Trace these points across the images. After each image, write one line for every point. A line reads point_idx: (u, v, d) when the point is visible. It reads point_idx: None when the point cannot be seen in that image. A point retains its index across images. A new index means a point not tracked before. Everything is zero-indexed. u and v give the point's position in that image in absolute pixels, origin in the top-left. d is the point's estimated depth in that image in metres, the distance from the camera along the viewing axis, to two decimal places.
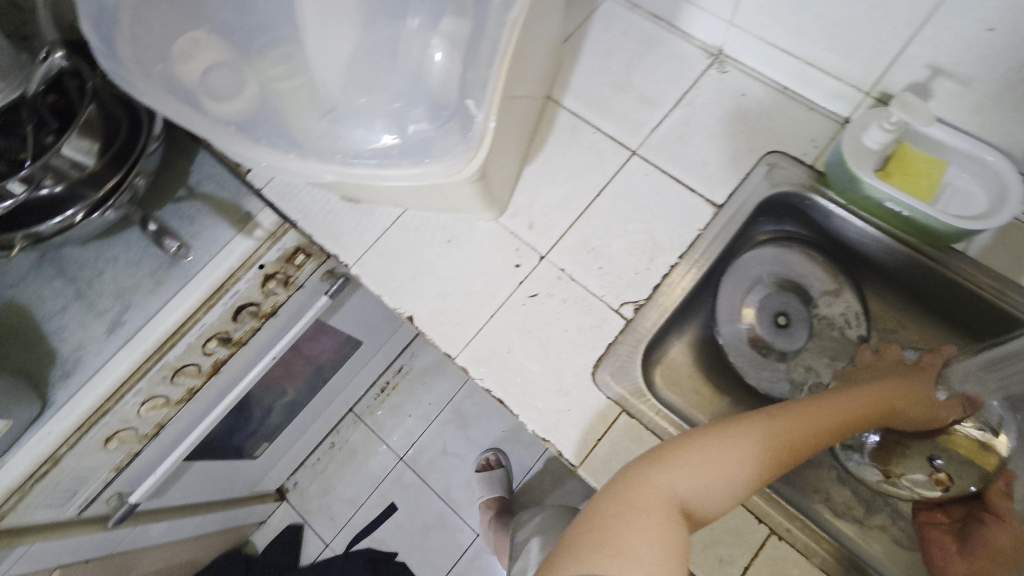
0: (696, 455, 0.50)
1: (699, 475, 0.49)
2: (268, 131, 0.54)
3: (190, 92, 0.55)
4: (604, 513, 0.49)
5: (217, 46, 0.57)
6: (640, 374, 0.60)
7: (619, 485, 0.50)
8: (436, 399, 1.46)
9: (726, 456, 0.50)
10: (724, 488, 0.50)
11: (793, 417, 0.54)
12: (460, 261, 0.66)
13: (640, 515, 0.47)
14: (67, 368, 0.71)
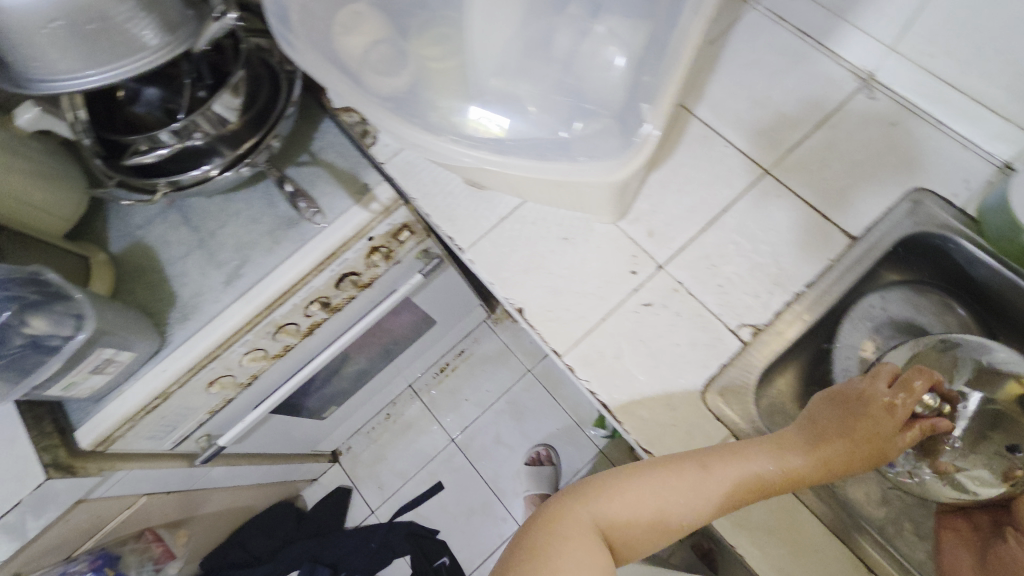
0: (634, 492, 0.53)
1: (624, 506, 0.52)
2: (423, 112, 0.56)
3: (351, 66, 0.56)
4: (534, 525, 0.55)
5: (378, 21, 0.58)
6: (751, 400, 0.59)
7: (551, 510, 0.54)
8: (493, 388, 1.47)
9: (651, 490, 0.52)
10: (662, 522, 0.52)
11: (732, 458, 0.53)
12: (575, 260, 0.66)
13: (563, 541, 0.51)
14: (185, 311, 0.75)
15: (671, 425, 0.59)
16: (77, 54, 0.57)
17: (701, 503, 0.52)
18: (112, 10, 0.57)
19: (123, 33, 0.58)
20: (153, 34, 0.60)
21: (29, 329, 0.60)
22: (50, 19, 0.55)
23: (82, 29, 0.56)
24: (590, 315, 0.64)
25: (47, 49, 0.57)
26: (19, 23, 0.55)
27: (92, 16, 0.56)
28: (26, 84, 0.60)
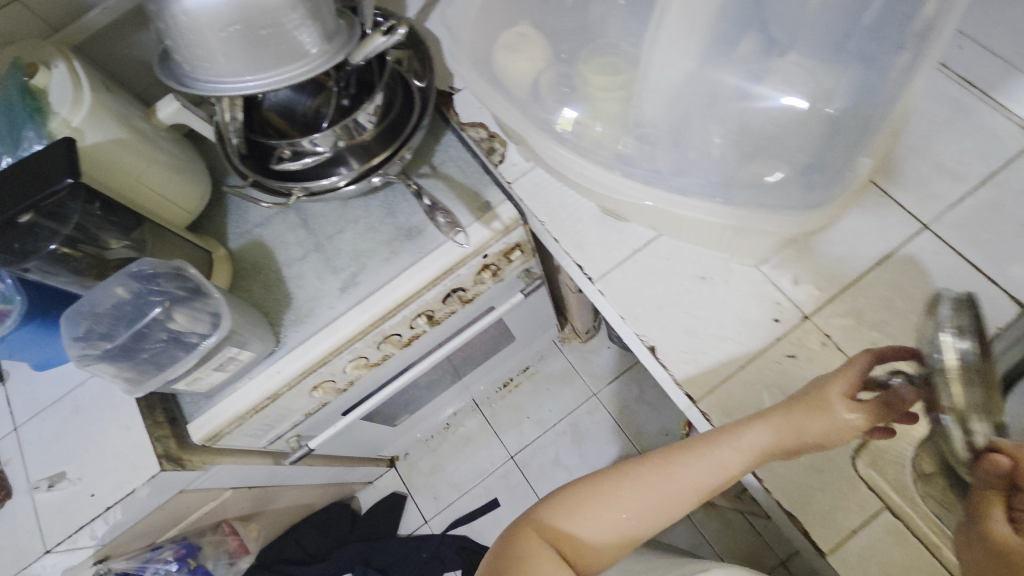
0: (597, 506, 0.56)
1: (589, 516, 0.55)
2: (587, 140, 0.54)
3: (515, 90, 0.55)
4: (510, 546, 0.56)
5: (542, 44, 0.57)
6: (908, 470, 0.55)
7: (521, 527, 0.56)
8: (556, 408, 1.45)
9: (602, 499, 0.55)
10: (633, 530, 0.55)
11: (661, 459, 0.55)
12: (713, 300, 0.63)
13: (533, 554, 0.53)
14: (300, 314, 0.75)
15: (818, 490, 0.55)
16: (243, 58, 0.58)
17: (670, 505, 0.55)
18: (284, 16, 0.57)
19: (289, 40, 0.58)
20: (314, 42, 0.60)
21: (170, 323, 0.59)
22: (228, 22, 0.55)
23: (254, 34, 0.56)
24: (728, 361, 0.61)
25: (217, 51, 0.57)
26: (199, 24, 0.55)
27: (266, 21, 0.56)
28: (188, 85, 0.60)
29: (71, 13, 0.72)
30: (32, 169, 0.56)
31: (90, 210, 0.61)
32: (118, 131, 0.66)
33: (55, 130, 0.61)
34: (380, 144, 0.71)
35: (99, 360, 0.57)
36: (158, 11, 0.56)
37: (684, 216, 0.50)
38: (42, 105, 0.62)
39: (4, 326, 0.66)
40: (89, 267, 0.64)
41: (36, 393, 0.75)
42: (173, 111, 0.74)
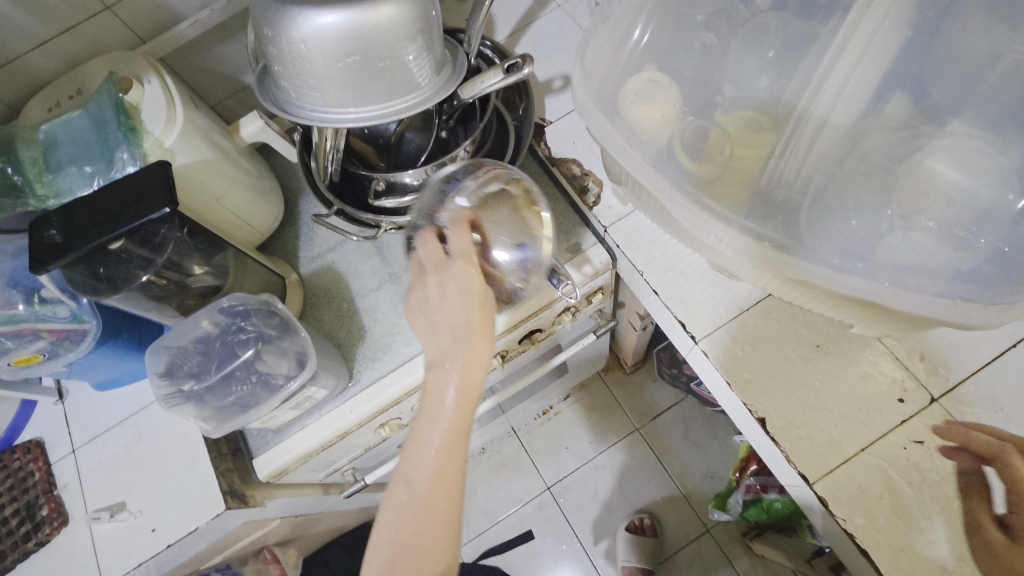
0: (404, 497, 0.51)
1: (399, 511, 0.50)
2: (724, 203, 0.50)
3: (646, 141, 0.52)
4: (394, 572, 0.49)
5: (674, 93, 0.54)
6: None
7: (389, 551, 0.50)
8: (597, 440, 1.41)
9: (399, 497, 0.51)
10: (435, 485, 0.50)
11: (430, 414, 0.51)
12: (828, 372, 0.59)
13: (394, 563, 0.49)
14: (375, 349, 0.72)
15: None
16: (355, 90, 0.55)
17: (441, 450, 0.50)
18: (401, 49, 0.54)
19: (403, 73, 0.55)
20: (426, 74, 0.57)
21: (260, 365, 0.57)
22: (347, 54, 0.52)
23: (371, 67, 0.53)
24: (848, 440, 0.57)
25: (329, 82, 0.54)
26: (316, 54, 0.52)
27: (384, 54, 0.53)
28: (291, 110, 0.57)
29: (160, 24, 0.69)
30: (125, 195, 0.53)
31: (179, 237, 0.58)
32: (207, 151, 0.63)
33: (149, 152, 0.58)
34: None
35: (184, 403, 0.55)
36: (270, 34, 0.53)
37: (837, 298, 0.47)
38: (136, 124, 0.58)
39: (77, 350, 0.63)
40: (171, 294, 0.61)
41: (97, 415, 0.72)
42: (257, 128, 0.67)
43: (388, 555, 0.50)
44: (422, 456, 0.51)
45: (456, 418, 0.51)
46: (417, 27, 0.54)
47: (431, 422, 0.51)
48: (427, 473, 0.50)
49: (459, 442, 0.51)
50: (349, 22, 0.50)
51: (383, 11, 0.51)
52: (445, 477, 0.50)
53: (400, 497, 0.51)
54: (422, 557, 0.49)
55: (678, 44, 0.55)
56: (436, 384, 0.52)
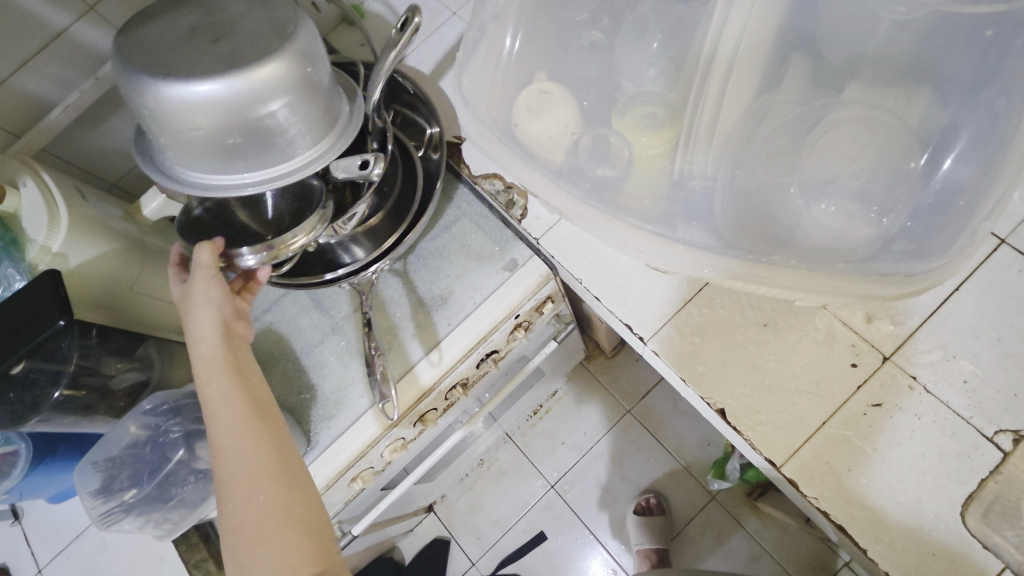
0: (235, 463, 0.44)
1: (242, 471, 0.43)
2: (634, 211, 0.49)
3: (546, 159, 0.50)
4: (273, 541, 0.42)
5: (568, 102, 0.51)
6: None
7: (251, 522, 0.42)
8: (590, 429, 1.40)
9: (238, 454, 0.44)
10: (267, 431, 0.45)
11: (215, 372, 0.46)
12: (777, 350, 0.58)
13: (271, 522, 0.42)
14: (329, 409, 0.70)
15: (931, 554, 0.50)
16: (242, 155, 0.52)
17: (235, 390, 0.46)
18: (274, 119, 0.51)
19: (290, 135, 0.53)
20: (320, 131, 0.55)
21: (197, 463, 0.55)
22: (221, 121, 0.49)
23: (254, 133, 0.51)
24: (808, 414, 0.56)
25: (199, 150, 0.52)
26: (193, 123, 0.49)
27: (251, 125, 0.50)
28: (178, 178, 0.54)
29: (30, 115, 0.65)
30: (13, 312, 0.49)
31: (87, 343, 0.55)
32: (106, 244, 0.59)
33: (35, 262, 0.54)
34: (390, 223, 0.67)
35: (125, 516, 0.54)
36: (140, 102, 0.50)
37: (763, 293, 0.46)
38: (17, 235, 0.55)
39: (11, 475, 0.59)
40: (96, 402, 0.58)
41: (57, 529, 0.69)
42: (160, 203, 0.64)
43: (249, 527, 0.42)
44: (227, 439, 0.44)
45: (236, 383, 0.46)
46: (299, 87, 0.51)
47: (214, 403, 0.45)
48: (233, 450, 0.44)
49: (256, 403, 0.46)
50: (222, 88, 0.48)
51: (259, 75, 0.49)
52: (267, 439, 0.45)
53: (227, 450, 0.44)
54: (288, 501, 0.43)
55: (563, 45, 0.53)
56: (206, 371, 0.47)
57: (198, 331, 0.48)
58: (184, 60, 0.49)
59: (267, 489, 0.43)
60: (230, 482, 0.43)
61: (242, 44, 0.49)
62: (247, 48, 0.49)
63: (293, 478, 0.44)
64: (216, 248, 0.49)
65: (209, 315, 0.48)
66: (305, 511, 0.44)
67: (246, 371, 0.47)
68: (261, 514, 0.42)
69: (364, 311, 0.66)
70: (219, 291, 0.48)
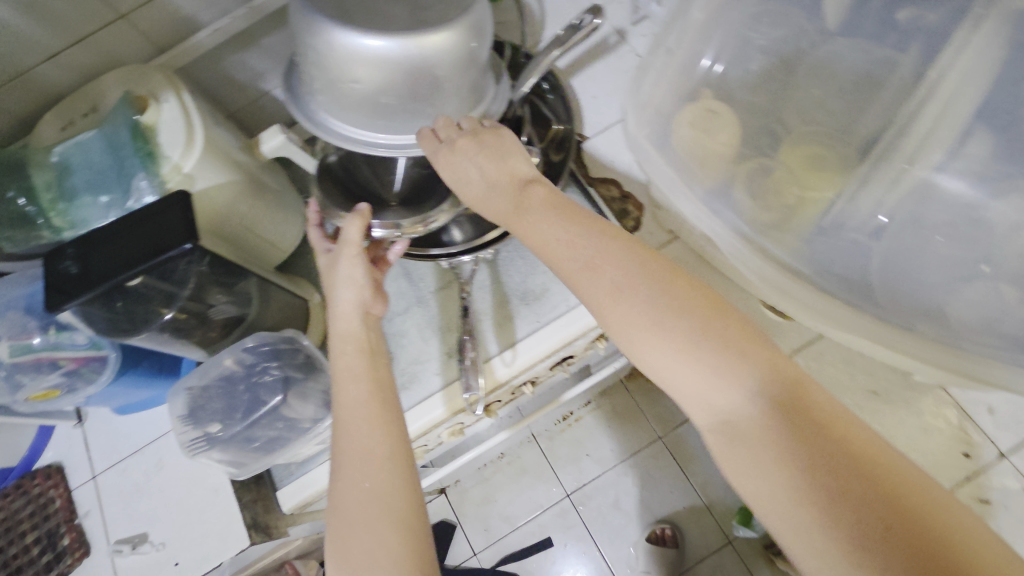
0: (349, 442, 0.43)
1: (354, 450, 0.42)
2: (796, 251, 0.47)
3: (704, 177, 0.49)
4: (371, 530, 0.40)
5: (735, 124, 0.50)
6: None
7: (356, 507, 0.40)
8: (617, 447, 1.38)
9: (353, 432, 0.43)
10: (386, 415, 0.44)
11: (349, 349, 0.48)
12: (667, 367, 0.41)
13: (372, 511, 0.40)
14: (402, 381, 0.69)
15: None
16: (389, 115, 0.51)
17: (363, 370, 0.47)
18: (431, 89, 0.50)
19: (440, 106, 0.52)
20: (464, 108, 0.54)
21: (286, 411, 0.54)
22: (382, 79, 0.48)
23: (409, 97, 0.50)
24: (737, 416, 0.39)
25: (349, 102, 0.50)
26: (354, 74, 0.48)
27: (408, 89, 0.49)
28: (316, 122, 0.53)
29: (175, 32, 0.65)
30: (146, 226, 0.50)
31: (202, 271, 0.54)
32: (230, 175, 0.59)
33: (167, 179, 0.54)
34: None
35: (208, 448, 0.53)
36: (305, 41, 0.49)
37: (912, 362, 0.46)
38: (153, 148, 0.55)
39: (96, 381, 0.60)
40: (192, 327, 0.58)
41: (117, 440, 0.69)
42: None
43: (351, 510, 0.40)
44: (346, 413, 0.44)
45: (364, 362, 0.47)
46: (462, 62, 0.50)
47: (342, 378, 0.46)
48: (349, 425, 0.43)
49: (379, 383, 0.46)
50: (393, 47, 0.46)
51: (435, 41, 0.47)
52: (381, 423, 0.44)
53: (344, 428, 0.43)
54: (392, 491, 0.41)
55: (739, 65, 0.51)
56: (341, 345, 0.48)
57: (340, 305, 0.50)
58: (363, 10, 0.47)
59: (374, 476, 0.41)
60: (342, 460, 0.42)
61: (423, 6, 0.48)
62: (428, 11, 0.48)
63: (398, 467, 0.42)
64: (365, 226, 0.50)
65: (349, 290, 0.50)
66: (407, 505, 0.41)
67: (374, 352, 0.48)
68: (365, 499, 0.40)
69: (463, 295, 0.67)
70: (363, 270, 0.51)
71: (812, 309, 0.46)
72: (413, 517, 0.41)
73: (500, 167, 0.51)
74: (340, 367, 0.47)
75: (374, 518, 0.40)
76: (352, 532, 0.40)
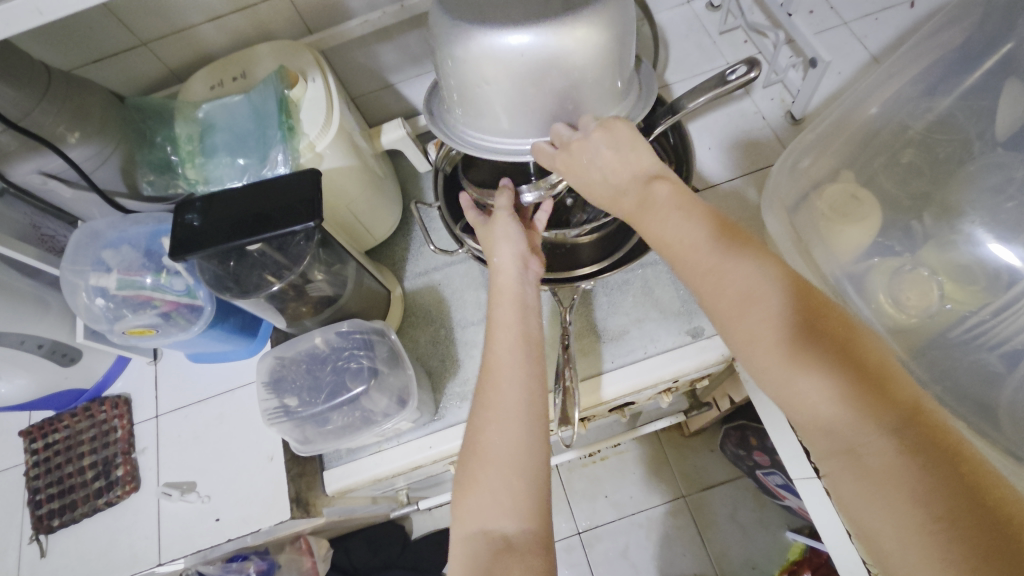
0: (491, 386, 0.45)
1: (502, 393, 0.44)
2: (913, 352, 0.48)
3: (837, 258, 0.52)
4: (496, 471, 0.41)
5: (877, 213, 0.52)
6: None
7: (493, 450, 0.42)
8: (637, 496, 1.35)
9: (500, 373, 0.45)
10: (529, 366, 0.46)
11: (506, 300, 0.50)
12: (788, 379, 0.34)
13: (502, 463, 0.41)
14: (466, 389, 0.68)
15: None
16: (514, 114, 0.45)
17: (518, 322, 0.48)
18: (579, 85, 0.44)
19: (575, 108, 0.45)
20: (611, 105, 0.47)
21: (366, 402, 0.56)
22: (524, 79, 0.43)
23: (541, 94, 0.44)
24: (915, 474, 0.29)
25: (487, 111, 0.46)
26: (491, 77, 0.43)
27: (553, 88, 0.43)
28: (456, 136, 0.50)
29: (328, 15, 0.68)
30: (274, 196, 0.52)
31: (314, 248, 0.56)
32: (351, 159, 0.61)
33: (300, 155, 0.56)
34: (595, 252, 0.65)
35: (283, 420, 0.56)
36: (440, 47, 0.45)
37: None
38: (294, 123, 0.57)
39: (188, 329, 0.61)
40: (289, 299, 0.59)
41: (185, 386, 0.72)
42: (397, 136, 0.68)
43: (484, 451, 0.42)
44: (499, 355, 0.46)
45: (517, 314, 0.49)
46: (611, 52, 0.43)
47: (496, 330, 0.48)
48: (497, 370, 0.45)
49: (529, 339, 0.48)
50: (538, 43, 0.41)
51: (582, 33, 0.41)
52: (524, 371, 0.46)
53: (492, 371, 0.46)
54: (523, 444, 0.42)
55: (887, 160, 0.55)
56: (500, 294, 0.51)
57: (499, 259, 0.52)
58: (502, 8, 0.42)
59: (509, 431, 0.42)
60: (482, 404, 0.44)
61: None
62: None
63: (534, 422, 0.43)
64: (511, 194, 0.55)
65: (513, 248, 0.53)
66: (536, 459, 0.42)
67: (530, 311, 0.50)
68: (512, 439, 0.42)
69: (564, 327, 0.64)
70: (518, 228, 0.53)
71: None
72: (542, 468, 0.42)
73: (624, 162, 0.44)
74: (495, 313, 0.49)
75: (494, 471, 0.40)
76: (472, 482, 0.41)
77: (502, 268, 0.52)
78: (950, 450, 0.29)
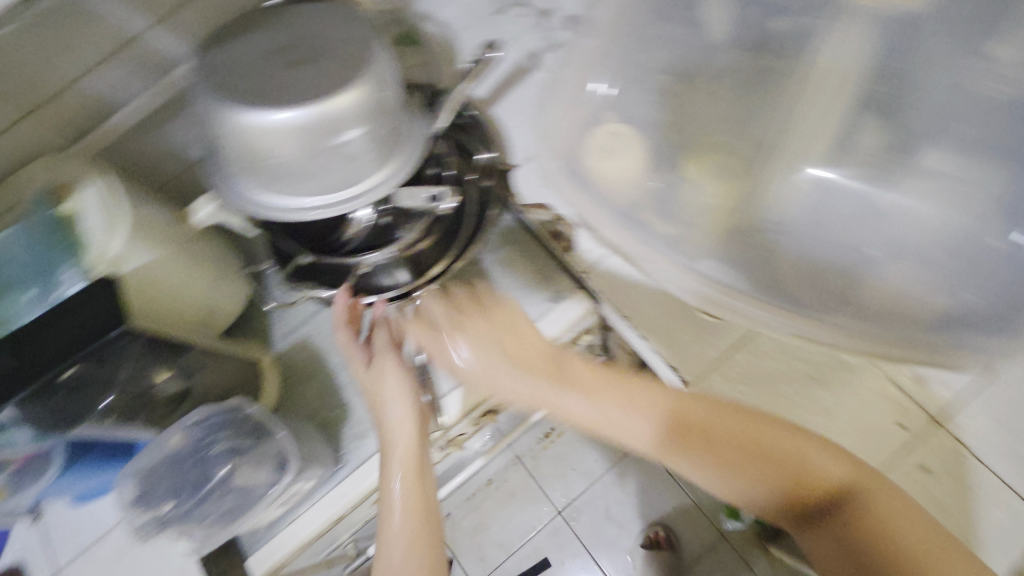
0: (392, 505, 0.58)
1: (405, 513, 0.58)
2: (690, 254, 0.55)
3: (615, 198, 0.54)
4: (415, 552, 0.56)
5: (636, 147, 0.57)
6: None
7: (409, 527, 0.57)
8: (601, 457, 1.38)
9: (408, 500, 0.58)
10: (416, 489, 0.59)
11: (403, 444, 0.60)
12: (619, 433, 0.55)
13: (410, 548, 0.56)
14: (362, 428, 0.68)
15: None
16: (307, 176, 0.52)
17: (406, 472, 0.59)
18: (348, 141, 0.51)
19: (359, 159, 0.53)
20: (388, 152, 0.55)
21: (236, 480, 0.57)
22: (297, 146, 0.50)
23: (327, 159, 0.52)
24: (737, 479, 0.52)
25: (276, 178, 0.53)
26: (269, 147, 0.50)
27: (323, 149, 0.51)
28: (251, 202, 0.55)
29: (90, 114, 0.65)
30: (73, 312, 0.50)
31: (141, 349, 0.55)
32: (160, 250, 0.60)
33: (95, 265, 0.55)
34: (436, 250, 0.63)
35: (160, 529, 0.56)
36: (220, 128, 0.51)
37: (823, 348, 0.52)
38: (78, 237, 0.56)
39: (45, 475, 0.61)
40: (138, 409, 0.60)
41: (77, 530, 0.68)
42: (209, 213, 0.60)
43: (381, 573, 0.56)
44: (403, 496, 0.58)
45: (413, 460, 0.59)
46: (371, 110, 0.52)
47: (392, 474, 0.59)
48: (404, 501, 0.58)
49: (419, 471, 0.60)
50: (302, 115, 0.49)
51: (338, 101, 0.50)
52: (419, 496, 0.59)
53: (402, 495, 0.58)
54: (411, 546, 0.56)
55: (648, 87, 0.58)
56: (398, 444, 0.60)
57: (394, 412, 0.60)
58: (268, 86, 0.50)
59: (415, 523, 0.58)
60: (386, 530, 0.58)
61: (320, 67, 0.51)
62: (329, 73, 0.50)
63: (426, 537, 0.58)
64: (387, 328, 0.62)
65: (398, 398, 0.60)
66: (425, 532, 0.58)
67: (422, 468, 0.60)
68: (413, 540, 0.57)
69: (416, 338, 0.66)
70: (405, 377, 0.61)
71: (716, 305, 0.53)
72: (432, 559, 0.57)
73: (453, 306, 0.61)
74: (389, 463, 0.60)
75: (419, 546, 0.57)
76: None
77: (398, 425, 0.60)
78: (758, 441, 0.52)
